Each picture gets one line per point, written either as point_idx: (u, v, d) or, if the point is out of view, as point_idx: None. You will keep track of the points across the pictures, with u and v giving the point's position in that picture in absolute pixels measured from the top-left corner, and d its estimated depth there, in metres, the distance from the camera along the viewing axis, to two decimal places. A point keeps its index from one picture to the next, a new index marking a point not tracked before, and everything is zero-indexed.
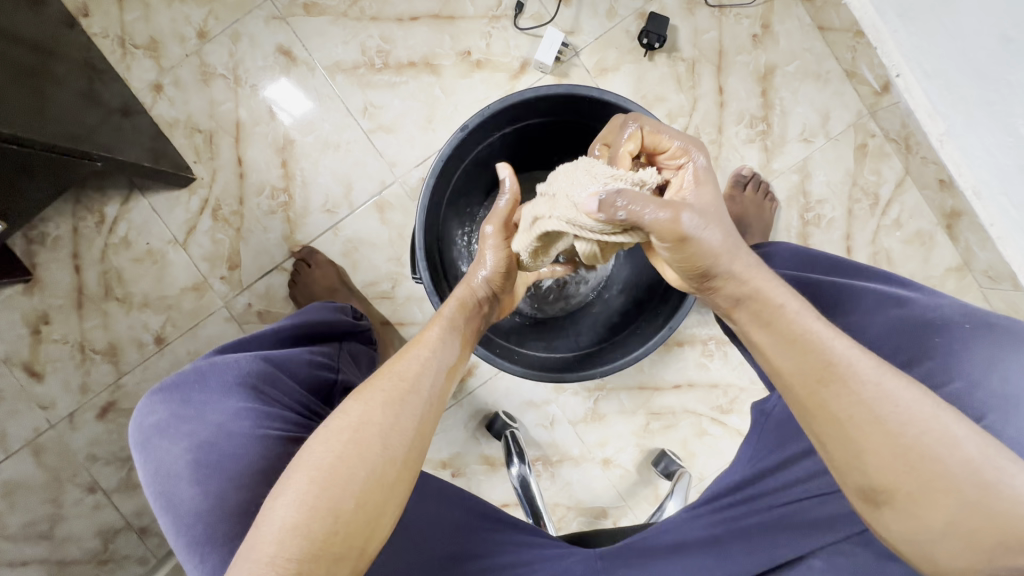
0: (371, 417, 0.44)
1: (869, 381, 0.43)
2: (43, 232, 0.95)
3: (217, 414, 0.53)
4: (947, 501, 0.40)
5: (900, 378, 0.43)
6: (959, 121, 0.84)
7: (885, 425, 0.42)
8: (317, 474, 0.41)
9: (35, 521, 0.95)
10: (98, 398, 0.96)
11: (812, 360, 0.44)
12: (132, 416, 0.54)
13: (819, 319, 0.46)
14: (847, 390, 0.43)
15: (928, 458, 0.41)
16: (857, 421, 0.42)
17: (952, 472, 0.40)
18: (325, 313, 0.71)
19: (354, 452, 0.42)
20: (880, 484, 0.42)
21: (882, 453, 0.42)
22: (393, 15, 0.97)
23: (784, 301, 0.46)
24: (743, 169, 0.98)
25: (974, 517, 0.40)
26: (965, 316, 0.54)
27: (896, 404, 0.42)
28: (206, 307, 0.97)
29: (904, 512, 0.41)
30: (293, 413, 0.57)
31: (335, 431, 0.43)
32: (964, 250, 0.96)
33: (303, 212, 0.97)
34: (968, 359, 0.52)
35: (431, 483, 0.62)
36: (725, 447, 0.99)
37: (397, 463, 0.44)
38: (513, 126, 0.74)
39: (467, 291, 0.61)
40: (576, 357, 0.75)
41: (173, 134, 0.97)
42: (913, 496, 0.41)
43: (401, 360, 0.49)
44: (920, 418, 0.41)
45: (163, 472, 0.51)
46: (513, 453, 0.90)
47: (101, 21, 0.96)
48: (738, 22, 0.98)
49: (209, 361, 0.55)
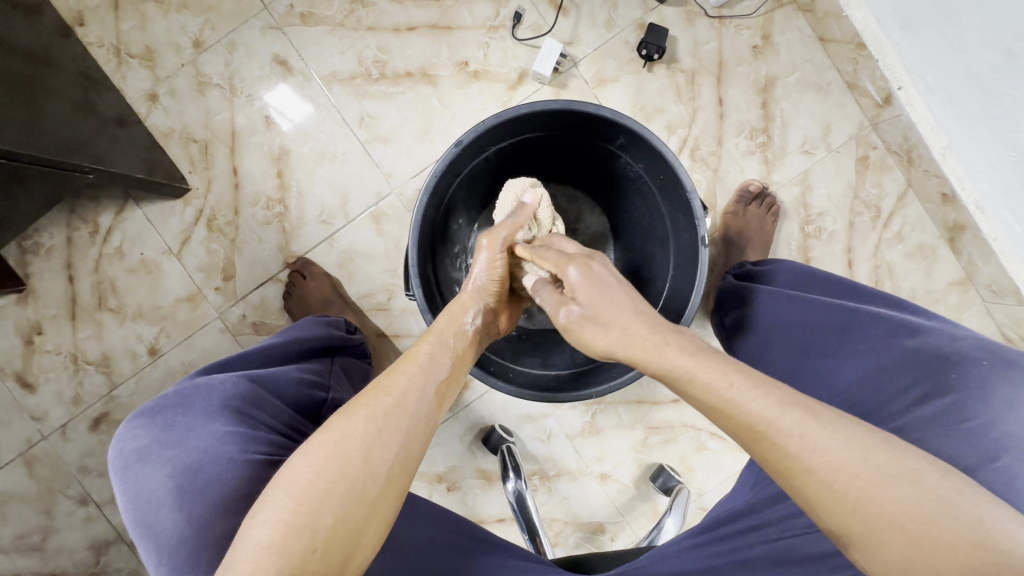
0: (354, 431, 0.43)
1: (793, 429, 0.42)
2: (36, 242, 0.94)
3: (201, 438, 0.51)
4: (900, 542, 0.38)
5: (821, 424, 0.42)
6: (962, 135, 0.83)
7: (812, 474, 0.40)
8: (296, 489, 0.40)
9: (27, 533, 0.94)
10: (90, 410, 0.95)
11: (737, 413, 0.44)
12: (111, 444, 0.53)
13: (733, 380, 0.45)
14: (774, 441, 0.42)
15: (866, 502, 0.39)
16: (793, 470, 0.41)
17: (894, 512, 0.38)
18: (315, 329, 0.70)
19: (335, 466, 0.41)
20: (836, 531, 0.40)
21: (826, 501, 0.40)
22: (390, 25, 0.96)
23: (693, 370, 0.47)
24: (751, 183, 0.96)
25: (931, 556, 0.37)
26: (982, 351, 0.54)
27: (822, 450, 0.40)
28: (201, 318, 0.96)
29: (871, 557, 0.39)
30: (276, 436, 0.56)
31: (316, 445, 0.42)
32: (966, 264, 0.95)
33: (299, 223, 0.96)
34: (984, 397, 0.52)
35: (421, 506, 0.62)
36: (725, 462, 0.98)
37: (380, 479, 0.42)
38: (509, 140, 0.73)
39: (458, 306, 0.60)
40: (571, 375, 0.75)
41: (168, 144, 0.96)
42: (867, 541, 0.39)
43: (390, 376, 0.48)
44: (847, 461, 0.40)
45: (144, 499, 0.49)
46: (508, 468, 0.89)
47: (97, 30, 0.95)
48: (738, 33, 0.97)
49: (193, 386, 0.55)
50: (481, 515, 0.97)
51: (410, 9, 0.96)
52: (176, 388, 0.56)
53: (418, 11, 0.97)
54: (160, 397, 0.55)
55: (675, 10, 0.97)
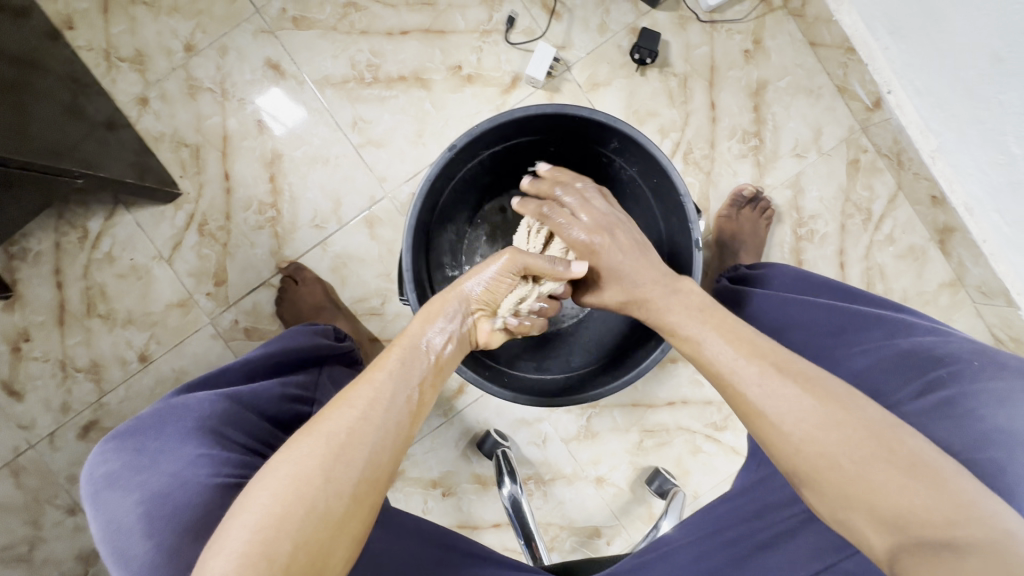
0: (313, 451, 0.42)
1: (754, 378, 0.46)
2: (24, 247, 0.93)
3: (172, 463, 0.51)
4: (838, 479, 0.41)
5: (784, 376, 0.46)
6: (951, 138, 0.84)
7: (766, 417, 0.45)
8: (253, 519, 0.39)
9: (13, 543, 0.93)
10: (79, 417, 0.93)
11: (711, 365, 0.50)
12: (83, 469, 0.53)
13: (712, 334, 0.52)
14: (738, 388, 0.47)
15: (810, 443, 0.42)
16: (753, 413, 0.46)
17: (834, 451, 0.41)
18: (299, 339, 0.70)
19: (294, 489, 0.40)
20: (788, 469, 0.44)
21: (778, 441, 0.44)
22: (383, 28, 0.96)
23: (680, 324, 0.55)
24: (746, 187, 0.97)
25: (866, 493, 0.40)
26: (976, 354, 0.53)
27: (778, 398, 0.45)
28: (192, 323, 0.95)
29: (816, 492, 0.42)
30: (251, 455, 0.55)
31: (274, 468, 0.41)
32: (956, 266, 0.96)
33: (291, 227, 0.96)
34: (973, 395, 0.50)
35: (408, 522, 0.62)
36: (720, 464, 0.98)
37: (344, 498, 0.41)
38: (503, 144, 0.73)
39: (439, 302, 0.58)
40: (568, 380, 0.75)
41: (159, 148, 0.95)
42: (811, 477, 0.42)
43: (356, 387, 0.47)
44: (799, 408, 0.44)
45: (113, 526, 0.48)
46: (504, 473, 0.88)
47: (86, 34, 0.94)
48: (730, 38, 0.98)
49: (168, 406, 0.55)
50: (477, 520, 0.97)
51: (403, 13, 0.96)
52: (152, 408, 0.56)
53: (412, 15, 0.96)
54: (134, 420, 0.55)
55: (668, 14, 0.97)
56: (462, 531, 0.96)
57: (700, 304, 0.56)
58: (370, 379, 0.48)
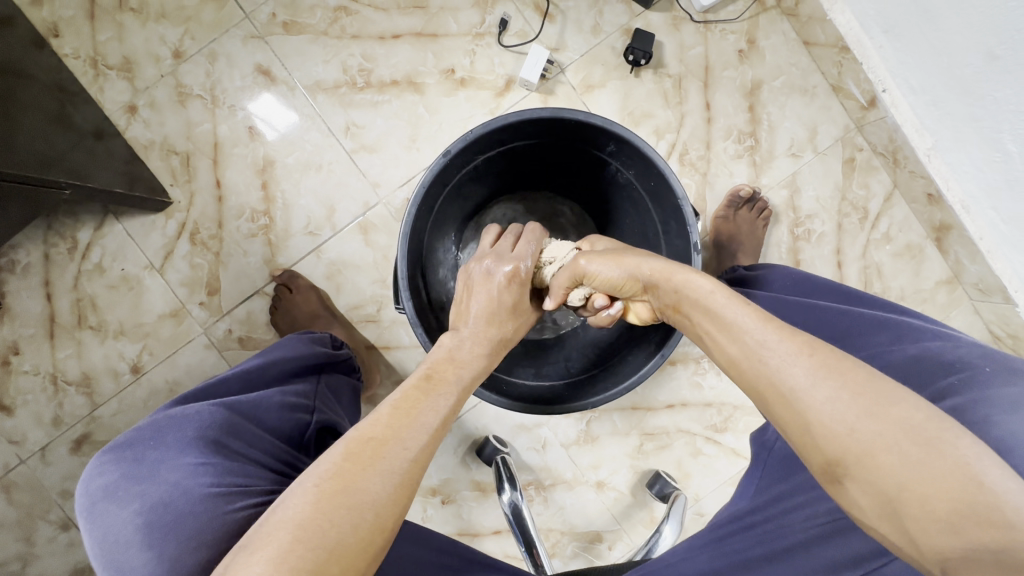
0: (372, 480, 0.41)
1: (801, 355, 0.42)
2: (12, 259, 0.92)
3: (172, 472, 0.50)
4: (891, 465, 0.36)
5: (832, 355, 0.42)
6: (946, 137, 0.84)
7: (814, 393, 0.40)
8: (304, 533, 0.37)
9: (5, 561, 0.91)
10: (71, 431, 0.92)
11: (748, 341, 0.45)
12: (79, 480, 0.52)
13: (748, 307, 0.48)
14: (780, 366, 0.42)
15: (865, 419, 0.38)
16: (793, 391, 0.41)
17: (893, 433, 0.37)
18: (298, 348, 0.69)
19: (347, 518, 0.39)
20: (832, 458, 0.38)
21: (825, 419, 0.39)
22: (375, 33, 0.95)
23: (708, 295, 0.51)
24: (741, 188, 0.96)
25: (924, 484, 0.35)
26: (986, 360, 0.49)
27: (829, 374, 0.40)
28: (185, 334, 0.93)
29: (862, 482, 0.37)
30: (256, 466, 0.54)
31: (325, 492, 0.39)
32: (953, 264, 0.96)
33: (284, 235, 0.94)
34: (985, 400, 0.45)
35: (408, 528, 0.60)
36: (721, 467, 0.97)
37: (386, 533, 0.41)
38: (498, 148, 0.72)
39: (495, 328, 0.61)
40: (565, 386, 0.74)
41: (149, 157, 0.94)
42: (862, 463, 0.37)
43: (416, 413, 0.47)
44: (855, 385, 0.39)
45: (111, 539, 0.47)
46: (503, 479, 0.87)
47: (72, 41, 0.93)
48: (724, 38, 0.98)
49: (167, 416, 0.54)
50: (477, 527, 0.96)
51: (395, 17, 0.95)
52: (150, 419, 0.55)
53: (403, 18, 0.95)
54: (132, 430, 0.54)
55: (661, 15, 0.97)
56: (463, 538, 0.96)
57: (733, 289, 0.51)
58: (422, 415, 0.47)
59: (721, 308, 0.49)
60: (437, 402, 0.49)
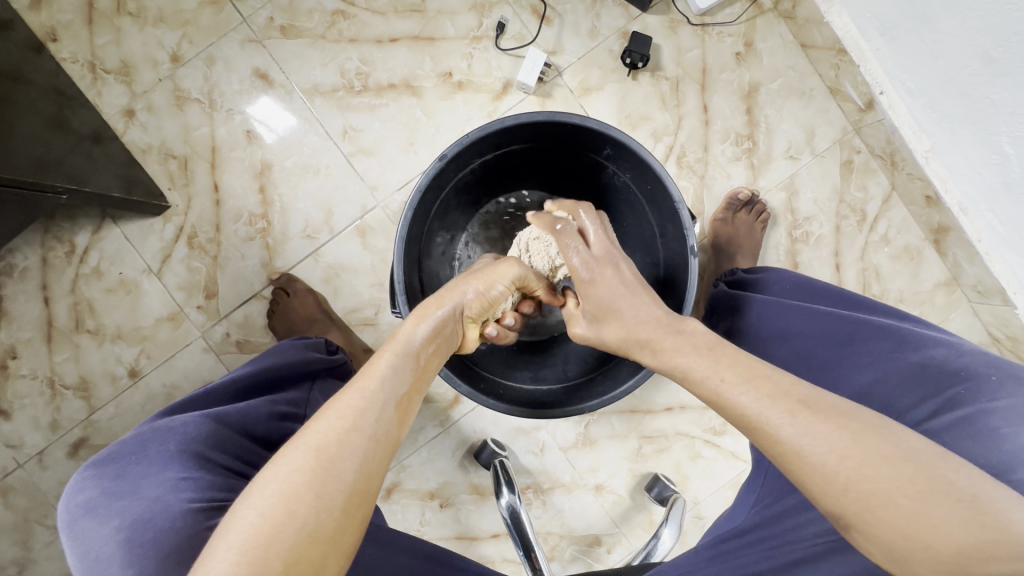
0: (303, 465, 0.41)
1: (784, 419, 0.44)
2: (10, 263, 0.92)
3: (153, 487, 0.50)
4: (892, 519, 0.39)
5: (811, 413, 0.44)
6: (944, 138, 0.84)
7: (805, 457, 0.42)
8: (238, 540, 0.38)
9: (2, 565, 0.91)
10: (69, 435, 0.92)
11: (728, 407, 0.47)
12: (63, 495, 0.52)
13: (723, 376, 0.48)
14: (769, 432, 0.44)
15: (857, 480, 0.40)
16: (786, 454, 0.43)
17: (884, 489, 0.40)
18: (289, 356, 0.69)
19: (281, 507, 0.39)
20: (836, 514, 0.42)
21: (821, 480, 0.42)
22: (372, 36, 0.95)
23: (688, 368, 0.51)
24: (740, 191, 0.96)
25: (925, 532, 0.38)
26: (992, 367, 0.52)
27: (813, 437, 0.43)
28: (183, 337, 0.93)
29: (867, 534, 0.40)
30: (238, 480, 0.54)
31: (258, 488, 0.40)
32: (952, 265, 0.96)
33: (282, 238, 0.94)
34: (993, 412, 0.50)
35: (402, 540, 0.61)
36: (720, 469, 0.97)
37: (336, 513, 0.40)
38: (495, 151, 0.72)
39: (437, 298, 0.60)
40: (563, 391, 0.74)
41: (147, 160, 0.94)
42: (863, 519, 0.40)
43: (341, 395, 0.46)
44: (839, 445, 0.42)
45: (91, 556, 0.48)
46: (501, 482, 0.87)
47: (70, 46, 0.93)
48: (721, 41, 0.98)
49: (150, 429, 0.54)
50: (475, 531, 0.96)
51: (392, 20, 0.95)
52: (136, 432, 0.55)
53: (401, 22, 0.96)
54: (116, 444, 0.54)
55: (658, 18, 0.97)
56: (461, 542, 0.96)
57: (708, 341, 0.52)
58: (356, 388, 0.47)
59: (702, 383, 0.50)
60: (369, 378, 0.48)
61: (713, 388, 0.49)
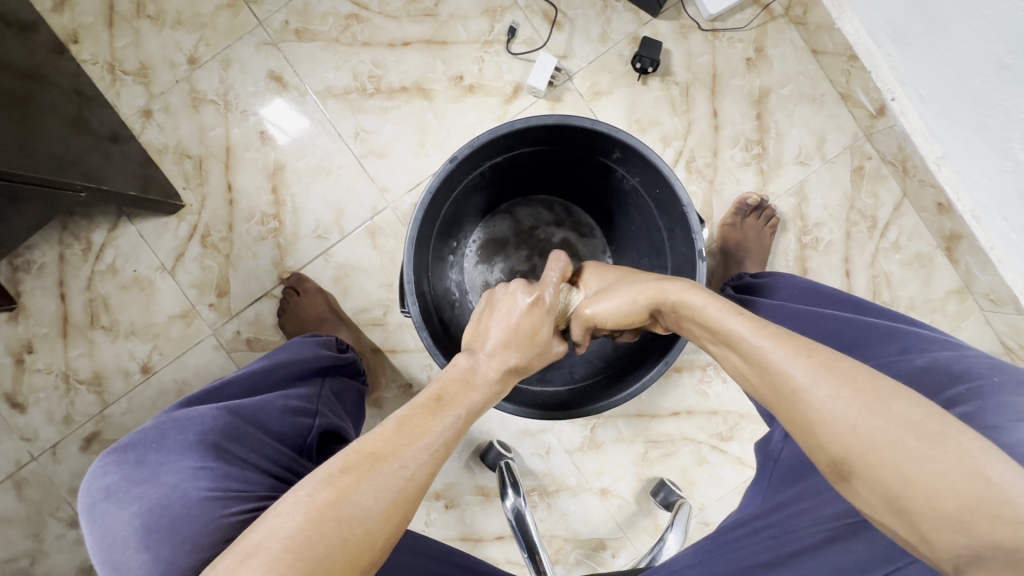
0: (363, 495, 0.41)
1: (800, 359, 0.45)
2: (28, 259, 0.93)
3: (171, 475, 0.51)
4: (895, 461, 0.39)
5: (831, 359, 0.45)
6: (957, 144, 0.84)
7: (813, 394, 0.43)
8: (293, 543, 0.38)
9: (14, 556, 0.93)
10: (82, 429, 0.93)
11: (742, 346, 0.49)
12: (83, 479, 0.54)
13: (743, 317, 0.51)
14: (779, 370, 0.46)
15: (865, 416, 0.41)
16: (796, 394, 0.44)
17: (892, 428, 0.40)
18: (302, 351, 0.70)
19: (338, 531, 0.40)
20: (838, 457, 0.42)
21: (826, 420, 0.42)
22: (386, 40, 0.97)
23: (702, 308, 0.53)
24: (749, 196, 0.96)
25: (925, 477, 0.38)
26: (995, 371, 0.49)
27: (828, 377, 0.43)
28: (195, 335, 0.95)
29: (867, 479, 0.40)
30: (257, 471, 0.55)
31: (319, 504, 0.40)
32: (964, 273, 0.95)
33: (293, 238, 0.96)
34: (993, 409, 0.46)
35: (407, 536, 0.61)
36: (726, 475, 0.97)
37: (376, 548, 0.41)
38: (504, 155, 0.73)
39: (513, 340, 0.60)
40: (571, 392, 0.75)
41: (162, 160, 0.96)
42: (864, 458, 0.40)
43: (411, 434, 0.46)
44: (853, 382, 0.43)
45: (111, 539, 0.50)
46: (507, 484, 0.86)
47: (91, 47, 0.95)
48: (731, 46, 0.98)
49: (170, 419, 0.55)
50: (480, 533, 0.96)
51: (405, 24, 0.97)
52: (153, 421, 0.56)
53: (413, 26, 0.97)
54: (135, 433, 0.55)
55: (669, 23, 0.97)
56: (465, 543, 0.96)
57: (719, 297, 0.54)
58: (424, 434, 0.47)
59: (716, 319, 0.52)
60: (442, 422, 0.49)
61: (726, 337, 0.51)
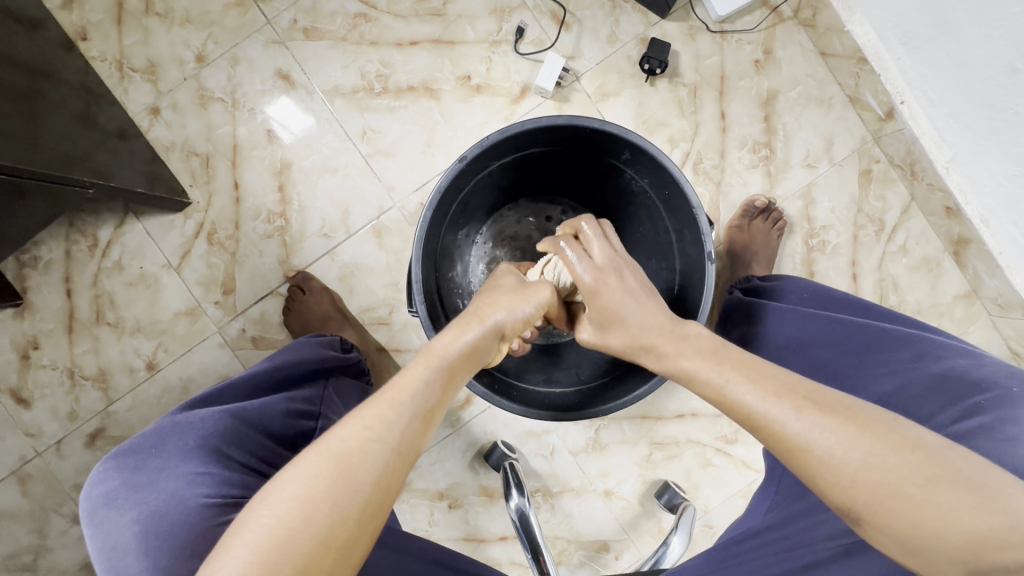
0: (321, 471, 0.40)
1: (791, 414, 0.44)
2: (34, 255, 0.93)
3: (171, 481, 0.51)
4: (902, 507, 0.39)
5: (819, 409, 0.44)
6: (966, 148, 0.83)
7: (813, 451, 0.42)
8: (255, 540, 0.38)
9: (18, 552, 0.93)
10: (87, 425, 0.93)
11: (734, 406, 0.47)
12: (83, 486, 0.53)
13: (729, 374, 0.48)
14: (775, 428, 0.44)
15: (866, 470, 0.40)
16: (795, 451, 0.43)
17: (894, 476, 0.40)
18: (305, 351, 0.69)
19: (297, 512, 0.39)
20: (846, 507, 0.42)
21: (829, 475, 0.42)
22: (393, 39, 0.97)
23: (692, 368, 0.51)
24: (756, 199, 0.96)
25: (934, 520, 0.38)
26: (1012, 379, 0.51)
27: (822, 430, 0.42)
28: (199, 333, 0.95)
29: (877, 526, 0.40)
30: (253, 477, 0.55)
31: (277, 487, 0.40)
32: (972, 278, 0.95)
33: (299, 237, 0.96)
34: (1011, 419, 0.48)
35: (410, 543, 0.61)
36: (730, 478, 0.96)
37: (349, 524, 0.40)
38: (513, 155, 0.73)
39: (488, 304, 0.58)
40: (577, 394, 0.75)
41: (169, 157, 0.96)
42: (872, 508, 0.40)
43: (371, 404, 0.45)
44: (846, 438, 0.42)
45: (110, 546, 0.49)
46: (512, 486, 0.86)
47: (100, 45, 0.95)
48: (740, 48, 0.98)
49: (171, 423, 0.55)
50: (483, 533, 0.96)
51: (413, 24, 0.97)
52: (156, 424, 0.56)
53: (421, 25, 0.97)
54: (137, 437, 0.55)
55: (677, 25, 0.97)
56: (469, 543, 0.96)
57: (710, 345, 0.52)
58: (387, 402, 0.45)
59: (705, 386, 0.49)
60: (407, 387, 0.47)
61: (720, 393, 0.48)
